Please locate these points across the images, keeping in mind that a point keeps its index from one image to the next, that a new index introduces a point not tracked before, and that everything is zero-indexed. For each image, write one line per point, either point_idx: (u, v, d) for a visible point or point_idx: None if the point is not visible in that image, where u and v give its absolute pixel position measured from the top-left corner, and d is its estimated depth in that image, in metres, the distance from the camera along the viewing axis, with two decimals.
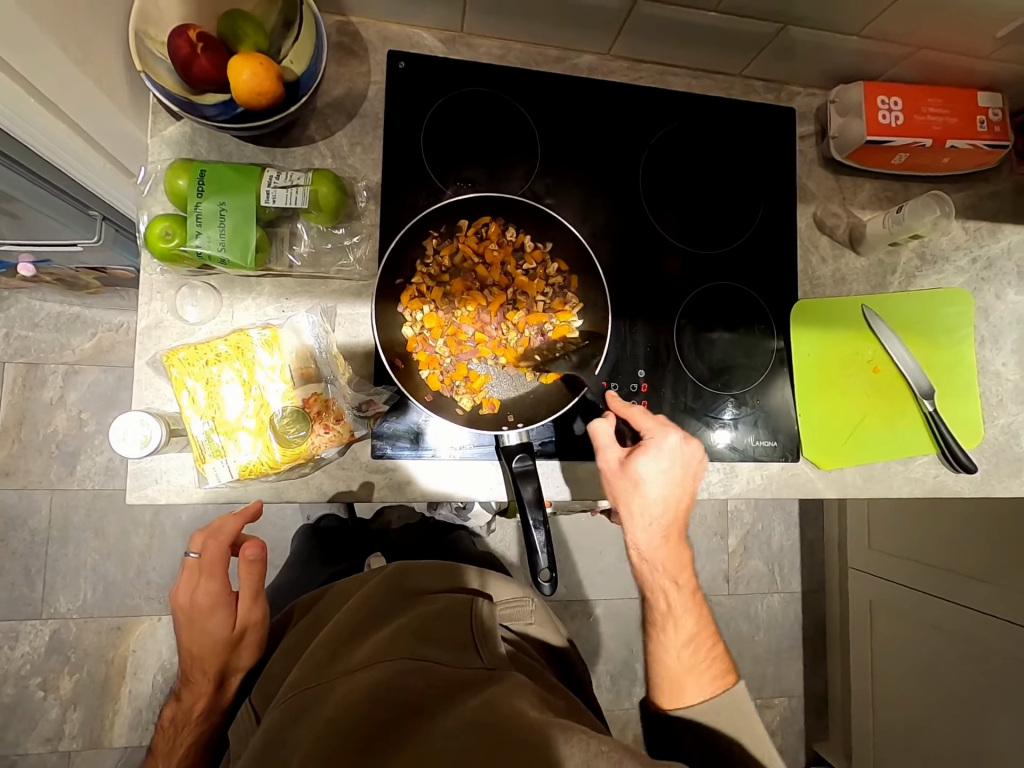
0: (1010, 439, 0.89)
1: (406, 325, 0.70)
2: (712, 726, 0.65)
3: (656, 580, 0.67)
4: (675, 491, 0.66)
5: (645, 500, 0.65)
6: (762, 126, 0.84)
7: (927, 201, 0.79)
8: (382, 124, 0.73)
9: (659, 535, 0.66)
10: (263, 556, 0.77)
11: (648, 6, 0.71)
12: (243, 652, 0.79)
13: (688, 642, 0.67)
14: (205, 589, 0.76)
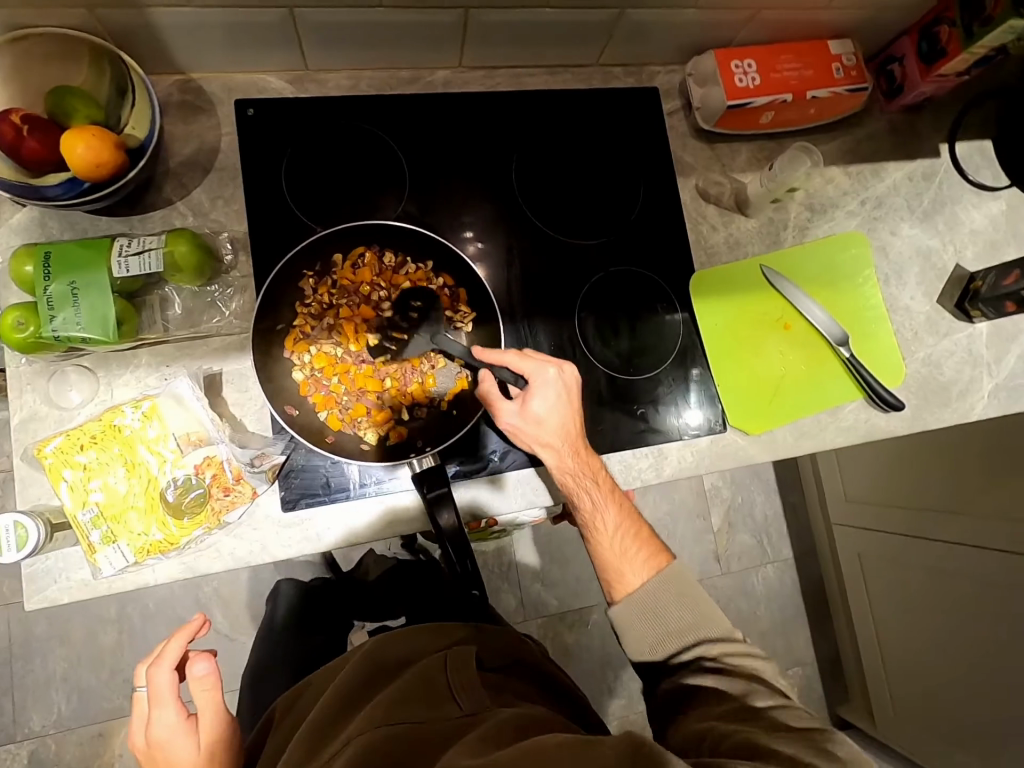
0: (932, 369, 0.89)
1: (296, 371, 0.68)
2: (656, 600, 0.67)
3: (575, 499, 0.68)
4: (563, 412, 0.67)
5: (543, 427, 0.66)
6: (628, 110, 0.85)
7: (796, 154, 0.81)
8: (240, 173, 0.72)
9: (562, 452, 0.67)
10: (212, 667, 0.61)
11: (482, 13, 0.71)
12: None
13: (614, 533, 0.69)
14: (155, 720, 0.61)
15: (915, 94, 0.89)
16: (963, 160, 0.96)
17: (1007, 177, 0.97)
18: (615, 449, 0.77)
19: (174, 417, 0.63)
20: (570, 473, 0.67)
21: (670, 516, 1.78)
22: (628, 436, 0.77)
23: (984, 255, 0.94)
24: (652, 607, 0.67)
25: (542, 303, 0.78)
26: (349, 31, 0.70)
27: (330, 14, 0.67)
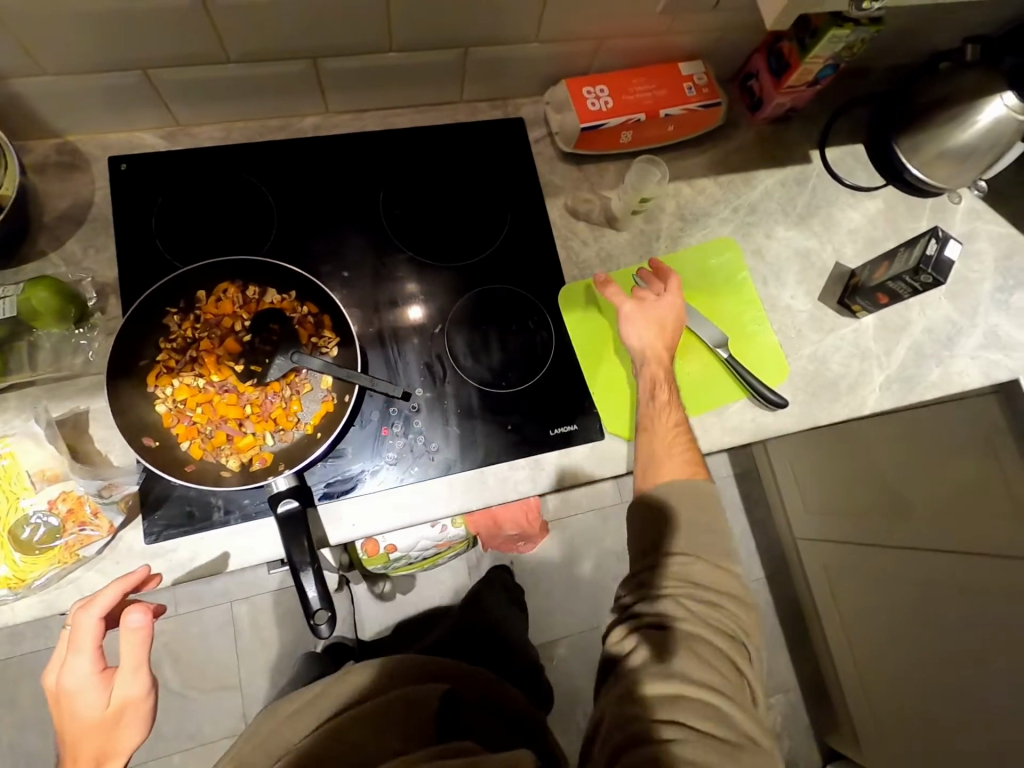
0: (820, 365, 0.89)
1: (158, 403, 0.70)
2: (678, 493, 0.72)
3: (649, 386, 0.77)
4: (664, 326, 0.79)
5: (631, 333, 0.79)
6: (494, 141, 0.90)
7: (645, 167, 0.88)
8: (112, 223, 0.76)
9: (663, 338, 0.79)
10: (145, 621, 0.58)
11: (330, 61, 0.76)
12: (127, 737, 0.58)
13: (667, 446, 0.75)
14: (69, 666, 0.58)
15: (775, 106, 0.94)
16: (835, 164, 0.99)
17: (882, 177, 1.00)
18: (488, 463, 0.77)
19: (31, 456, 0.65)
20: (653, 362, 0.78)
21: None
22: (503, 449, 0.78)
23: (864, 251, 0.96)
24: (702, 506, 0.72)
25: (410, 325, 0.80)
26: (207, 87, 0.76)
27: (183, 72, 0.73)
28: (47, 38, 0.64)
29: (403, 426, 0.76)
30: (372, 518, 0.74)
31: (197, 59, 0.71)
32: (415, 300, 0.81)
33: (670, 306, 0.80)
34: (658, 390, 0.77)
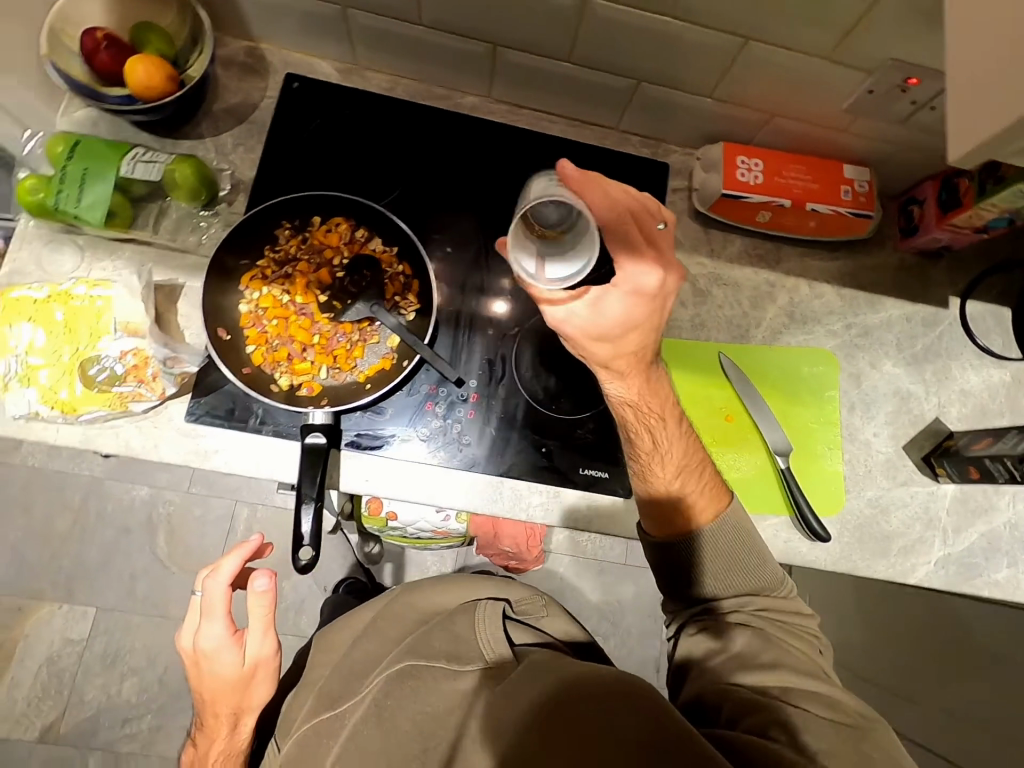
0: (878, 513, 0.83)
1: (242, 302, 0.74)
2: (739, 532, 0.69)
3: (658, 409, 0.71)
4: (638, 316, 0.67)
5: (615, 332, 0.67)
6: (633, 175, 0.89)
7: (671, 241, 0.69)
8: (267, 130, 0.82)
9: (643, 359, 0.69)
10: (269, 586, 0.76)
11: (508, 53, 0.79)
12: (258, 686, 0.81)
13: (697, 466, 0.71)
14: (206, 631, 0.78)
15: (928, 238, 0.88)
16: (973, 320, 0.92)
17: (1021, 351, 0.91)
18: (509, 476, 0.77)
19: (124, 305, 0.70)
20: (638, 392, 0.71)
21: (619, 604, 1.69)
22: (528, 468, 0.77)
23: (970, 418, 0.88)
24: (749, 542, 0.70)
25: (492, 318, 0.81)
26: (392, 40, 0.80)
27: (377, 21, 0.77)
28: None
29: (446, 409, 0.77)
30: (387, 482, 0.76)
31: (393, 13, 0.76)
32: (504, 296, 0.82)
33: (657, 261, 0.66)
34: (664, 398, 0.72)
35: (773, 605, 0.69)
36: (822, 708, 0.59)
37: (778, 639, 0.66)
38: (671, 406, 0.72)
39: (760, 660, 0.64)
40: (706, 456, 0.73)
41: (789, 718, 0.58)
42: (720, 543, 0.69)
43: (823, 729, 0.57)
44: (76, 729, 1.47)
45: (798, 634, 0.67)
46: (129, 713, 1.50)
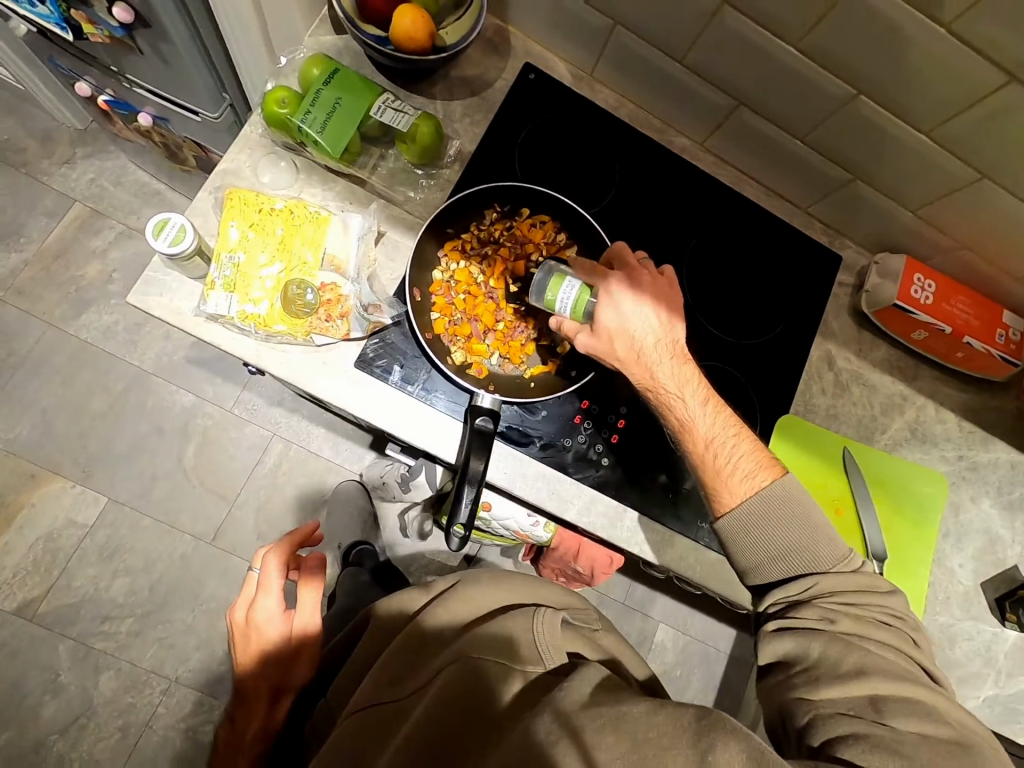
0: (944, 639, 0.87)
1: (439, 269, 0.75)
2: (770, 513, 0.65)
3: (673, 392, 0.69)
4: (665, 322, 0.70)
5: (631, 340, 0.68)
6: (807, 258, 0.93)
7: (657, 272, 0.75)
8: (495, 111, 0.83)
9: (668, 348, 0.70)
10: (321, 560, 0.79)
11: (748, 113, 0.82)
12: (300, 667, 0.76)
13: (721, 441, 0.68)
14: (262, 602, 0.76)
15: None
16: None
17: None
18: (633, 508, 0.79)
19: (335, 241, 0.71)
20: (650, 377, 0.69)
21: None
22: (652, 505, 0.79)
23: None
24: (801, 521, 0.65)
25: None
26: (643, 65, 0.82)
27: (639, 45, 0.79)
28: None
29: (594, 427, 0.78)
30: (521, 480, 0.76)
31: (660, 43, 0.78)
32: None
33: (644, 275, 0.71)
34: (683, 381, 0.69)
35: (840, 590, 0.63)
36: (918, 724, 0.53)
37: (859, 639, 0.59)
38: (693, 387, 0.70)
39: (847, 663, 0.57)
40: (745, 428, 0.70)
41: (887, 744, 0.51)
42: (750, 528, 0.65)
43: (924, 747, 0.51)
44: (55, 612, 1.44)
45: (885, 629, 0.61)
46: (112, 612, 1.47)
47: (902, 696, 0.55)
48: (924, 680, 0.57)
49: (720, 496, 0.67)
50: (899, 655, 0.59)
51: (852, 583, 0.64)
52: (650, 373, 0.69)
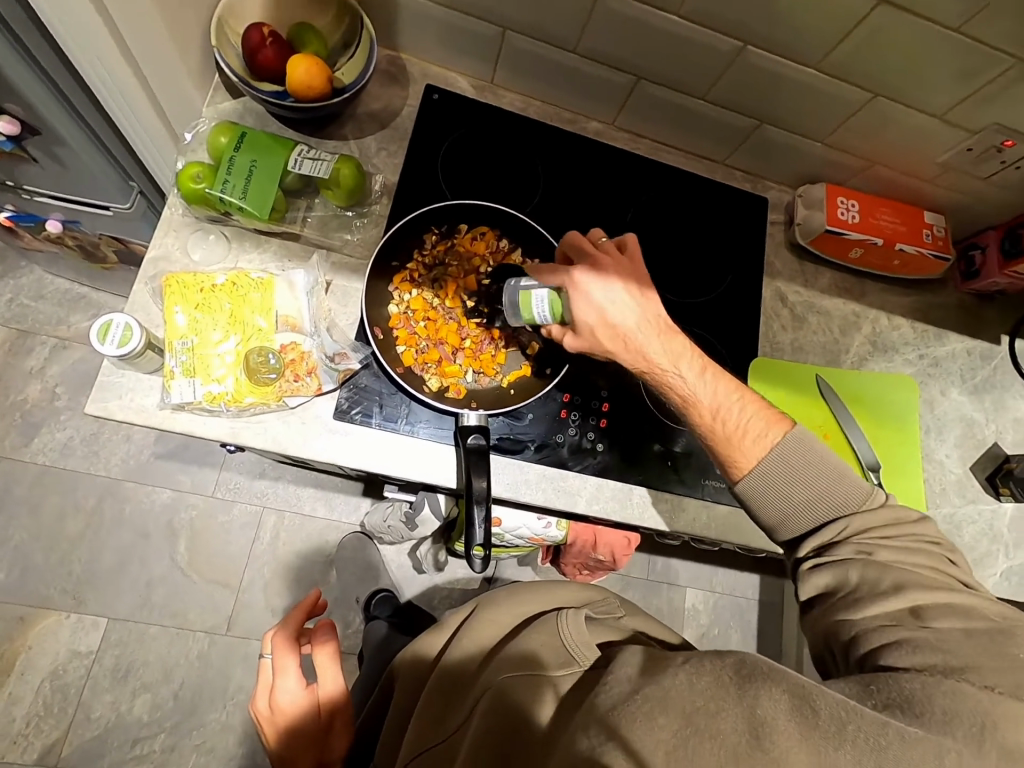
0: (952, 528, 0.91)
1: (393, 303, 0.75)
2: (789, 466, 0.63)
3: (669, 368, 0.67)
4: (645, 302, 0.68)
5: (610, 327, 0.66)
6: (736, 208, 0.96)
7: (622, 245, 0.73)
8: (409, 137, 0.84)
9: (655, 323, 0.68)
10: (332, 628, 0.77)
11: (650, 85, 0.84)
12: (336, 741, 0.73)
13: (728, 406, 0.66)
14: (280, 685, 0.73)
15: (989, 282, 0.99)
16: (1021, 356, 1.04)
17: None
18: (638, 485, 0.80)
19: (284, 301, 0.70)
20: (641, 358, 0.67)
21: None
22: (654, 477, 0.80)
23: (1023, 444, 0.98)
24: (810, 464, 0.64)
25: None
26: (540, 63, 0.84)
27: (533, 44, 0.81)
28: None
29: (581, 417, 0.79)
30: (526, 487, 0.76)
31: (552, 38, 0.80)
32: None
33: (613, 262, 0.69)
34: (674, 353, 0.68)
35: (874, 521, 0.62)
36: (960, 621, 0.52)
37: (895, 559, 0.59)
38: (685, 356, 0.68)
39: (882, 580, 0.57)
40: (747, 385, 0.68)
41: (934, 645, 0.50)
42: (757, 474, 0.64)
43: (967, 640, 0.50)
44: (80, 751, 1.37)
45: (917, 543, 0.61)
46: (140, 733, 1.39)
47: (941, 600, 0.54)
48: (959, 587, 0.57)
49: (735, 463, 0.65)
50: (932, 567, 0.59)
51: (860, 495, 0.64)
52: (638, 354, 0.67)
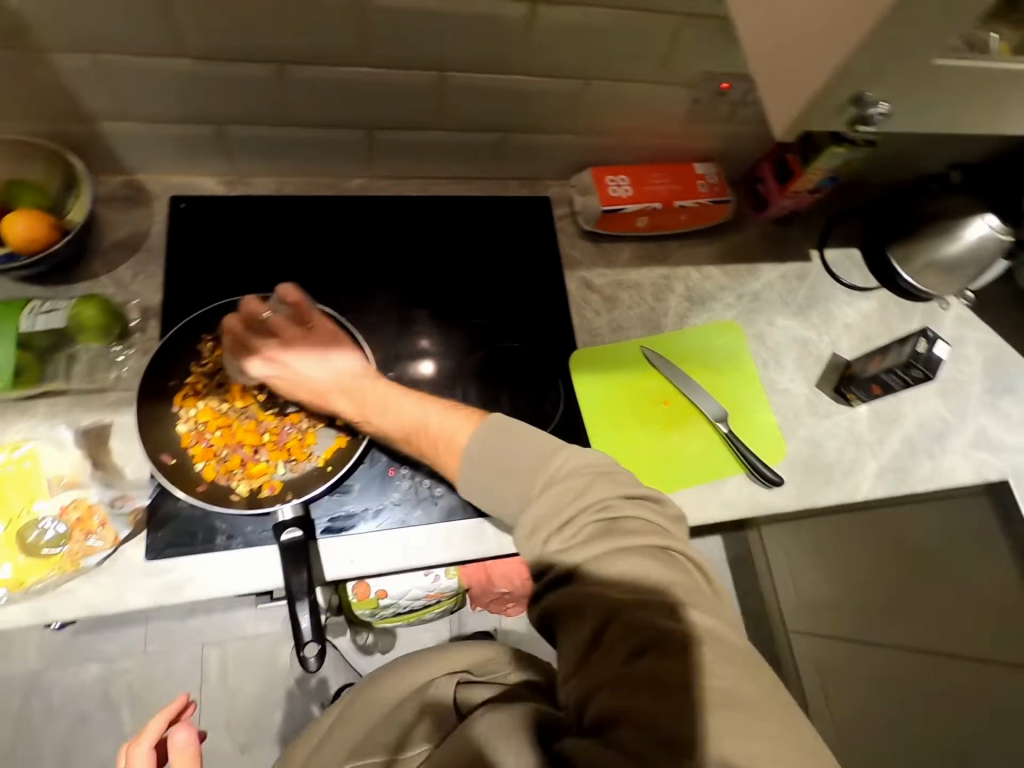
0: (814, 448, 0.93)
1: (180, 422, 0.73)
2: (529, 487, 0.64)
3: (415, 421, 0.71)
4: (333, 361, 0.75)
5: (301, 383, 0.74)
6: (521, 216, 0.98)
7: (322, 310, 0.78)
8: (163, 253, 0.82)
9: (315, 380, 0.74)
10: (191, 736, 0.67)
11: (383, 133, 0.85)
12: None
13: (457, 431, 0.69)
14: None
15: (778, 207, 1.03)
16: (833, 264, 1.08)
17: (877, 279, 1.08)
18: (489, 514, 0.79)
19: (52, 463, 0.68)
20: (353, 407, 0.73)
21: None
22: None
23: (858, 346, 1.02)
24: (503, 473, 0.66)
25: (420, 380, 0.85)
26: (271, 144, 0.84)
27: (253, 130, 0.81)
28: (141, 94, 0.73)
29: (412, 468, 0.78)
30: (373, 558, 0.74)
31: (267, 121, 0.80)
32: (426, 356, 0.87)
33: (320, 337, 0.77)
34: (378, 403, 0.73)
35: (609, 550, 0.58)
36: (717, 672, 0.51)
37: (643, 600, 0.55)
38: (396, 399, 0.73)
39: (607, 600, 0.56)
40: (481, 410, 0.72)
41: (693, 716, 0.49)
42: (479, 483, 0.66)
43: (726, 701, 0.50)
44: None
45: (664, 564, 0.58)
46: None
47: (696, 646, 0.52)
48: (706, 605, 0.56)
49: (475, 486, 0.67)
50: (661, 559, 0.59)
51: (573, 503, 0.62)
52: (338, 405, 0.73)
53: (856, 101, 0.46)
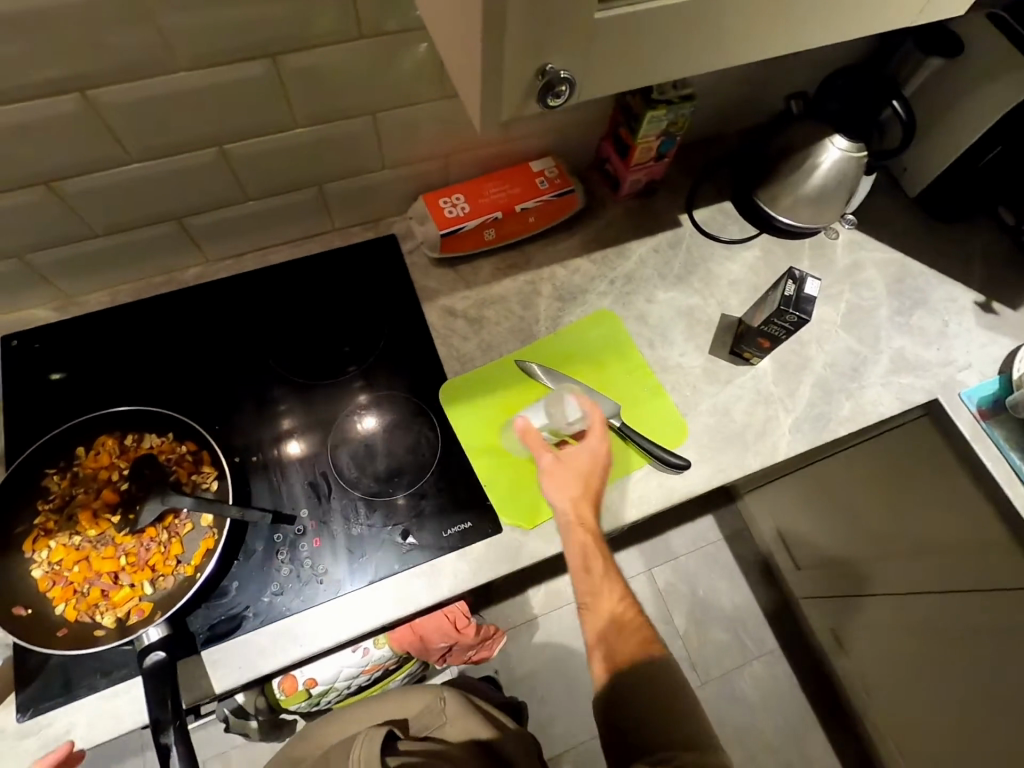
0: (722, 418, 0.88)
1: (33, 567, 0.69)
2: (645, 691, 0.66)
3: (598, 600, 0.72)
4: (590, 486, 0.75)
5: (557, 492, 0.74)
6: (370, 260, 0.95)
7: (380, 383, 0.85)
8: (2, 397, 0.80)
9: (570, 486, 0.75)
10: None
11: (195, 219, 0.83)
12: None
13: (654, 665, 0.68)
14: None
15: (630, 182, 0.99)
16: (707, 223, 1.03)
17: (755, 227, 1.03)
18: (382, 579, 0.74)
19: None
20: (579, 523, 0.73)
21: None
22: (394, 560, 0.75)
23: (748, 300, 0.97)
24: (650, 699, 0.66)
25: (286, 451, 0.80)
26: (85, 260, 0.83)
27: (59, 252, 0.80)
28: None
29: (289, 551, 0.74)
30: (264, 658, 0.70)
31: (67, 239, 0.78)
32: (368, 412, 0.84)
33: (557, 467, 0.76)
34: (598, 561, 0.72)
35: None
36: None
37: None
38: (604, 559, 0.73)
39: None
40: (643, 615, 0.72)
41: None
42: (628, 703, 0.66)
43: None
44: None
45: None
46: None
47: None
48: None
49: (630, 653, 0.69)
50: None
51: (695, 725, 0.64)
52: (588, 538, 0.73)
53: (541, 76, 0.44)
